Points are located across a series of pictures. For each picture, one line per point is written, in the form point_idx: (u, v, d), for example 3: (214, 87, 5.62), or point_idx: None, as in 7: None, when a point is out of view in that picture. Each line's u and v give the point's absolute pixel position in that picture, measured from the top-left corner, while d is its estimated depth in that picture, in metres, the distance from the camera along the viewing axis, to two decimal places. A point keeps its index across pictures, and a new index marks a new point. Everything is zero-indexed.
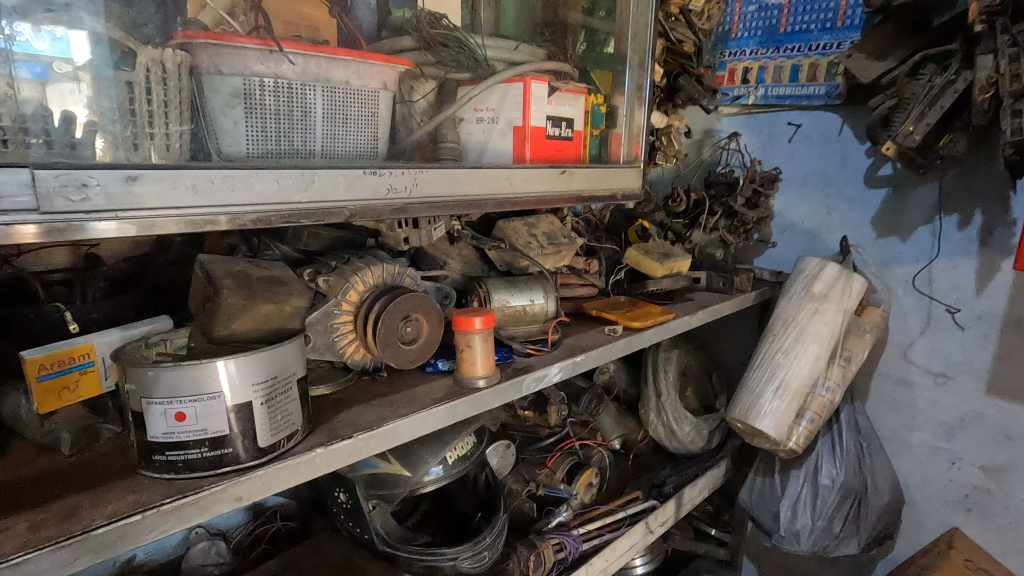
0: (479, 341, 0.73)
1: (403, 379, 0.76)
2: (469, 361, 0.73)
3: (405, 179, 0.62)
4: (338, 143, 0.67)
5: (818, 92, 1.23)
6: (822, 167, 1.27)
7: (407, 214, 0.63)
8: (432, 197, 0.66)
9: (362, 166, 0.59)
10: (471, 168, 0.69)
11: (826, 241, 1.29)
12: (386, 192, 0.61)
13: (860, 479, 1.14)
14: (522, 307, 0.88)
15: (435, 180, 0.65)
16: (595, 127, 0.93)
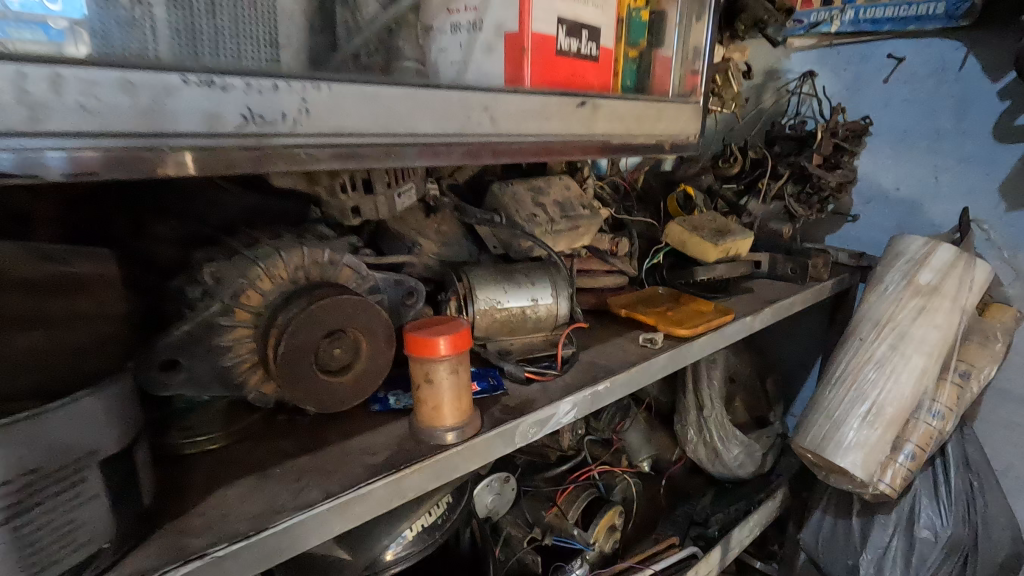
0: (443, 374, 0.46)
1: (335, 423, 0.51)
2: (430, 403, 0.47)
3: (286, 100, 0.34)
4: (192, 38, 0.39)
5: (934, 12, 0.90)
6: (931, 116, 0.95)
7: (299, 162, 0.36)
8: (357, 134, 0.38)
9: (186, 69, 0.30)
10: (428, 90, 0.41)
11: (929, 215, 0.98)
12: (241, 121, 0.33)
13: (970, 529, 0.87)
14: (519, 309, 0.61)
15: (354, 107, 0.37)
16: (631, 45, 0.63)
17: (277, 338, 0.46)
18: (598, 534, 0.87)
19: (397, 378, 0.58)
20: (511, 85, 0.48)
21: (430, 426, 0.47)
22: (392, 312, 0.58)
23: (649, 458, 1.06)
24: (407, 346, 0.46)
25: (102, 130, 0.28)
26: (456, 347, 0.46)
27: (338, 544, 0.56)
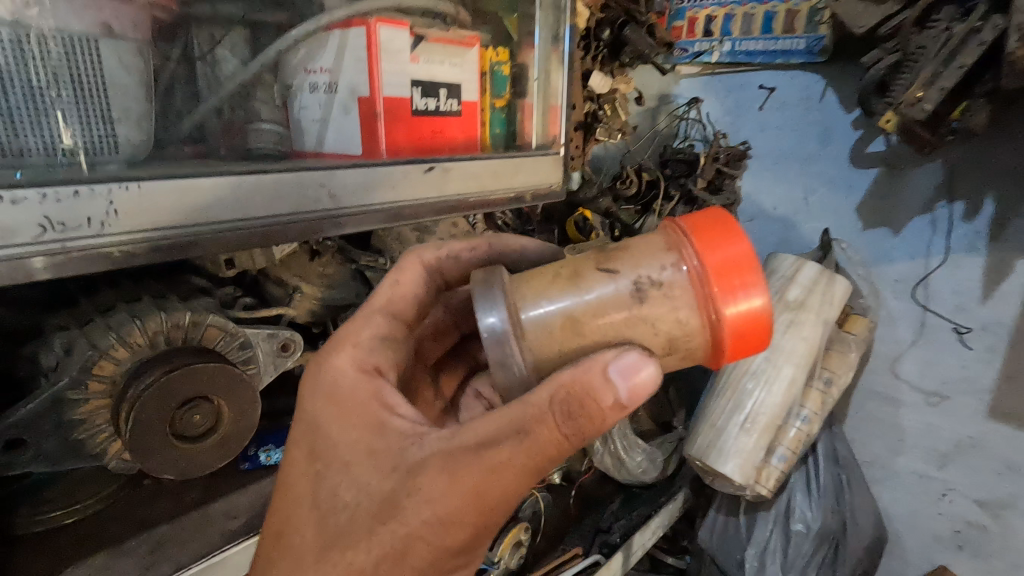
0: (671, 314, 0.39)
1: (325, 348, 0.48)
2: (567, 312, 0.40)
3: (89, 205, 0.35)
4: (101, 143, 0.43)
5: (797, 47, 0.98)
6: (801, 141, 1.03)
7: (141, 259, 0.38)
8: (246, 217, 0.43)
9: (41, 189, 0.33)
10: (296, 172, 0.45)
11: (802, 232, 1.06)
12: (103, 223, 0.36)
13: (838, 518, 0.97)
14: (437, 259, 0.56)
15: (169, 204, 0.38)
16: (496, 96, 0.65)
17: (126, 417, 0.46)
18: (503, 551, 0.89)
19: (277, 427, 0.59)
20: (354, 160, 0.50)
21: (529, 334, 0.40)
22: (265, 366, 0.58)
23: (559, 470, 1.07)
24: (749, 296, 0.39)
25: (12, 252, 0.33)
26: (709, 360, 0.41)
27: None
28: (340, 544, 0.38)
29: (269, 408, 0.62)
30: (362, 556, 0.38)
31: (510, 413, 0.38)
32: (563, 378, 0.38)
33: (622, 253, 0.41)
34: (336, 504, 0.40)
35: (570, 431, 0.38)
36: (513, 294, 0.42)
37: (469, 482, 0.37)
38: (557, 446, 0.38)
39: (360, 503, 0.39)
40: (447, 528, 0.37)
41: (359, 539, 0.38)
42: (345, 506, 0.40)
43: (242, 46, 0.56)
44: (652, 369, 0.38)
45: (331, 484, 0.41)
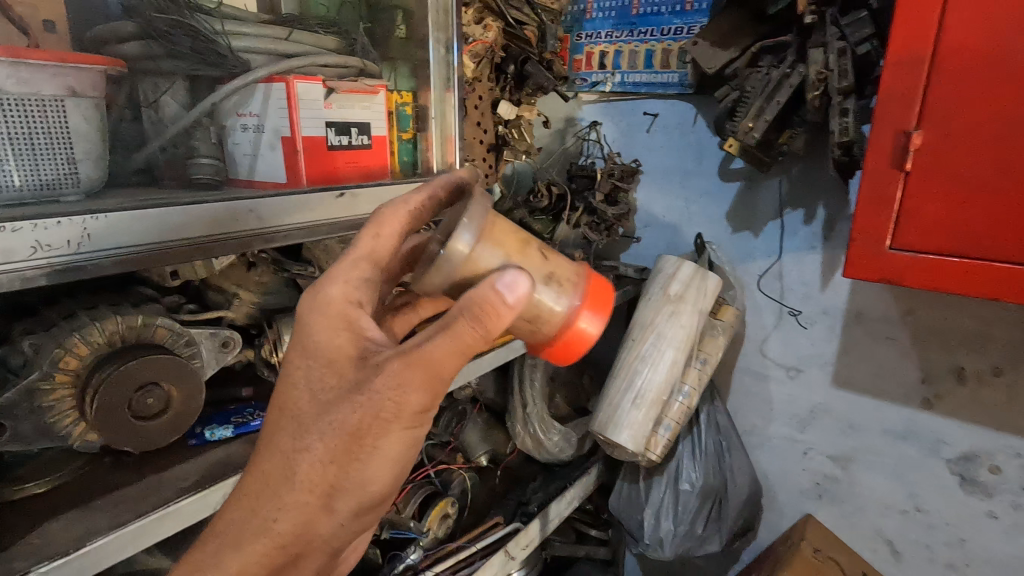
0: (553, 300, 0.53)
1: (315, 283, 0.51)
2: (511, 253, 0.52)
3: (68, 230, 0.46)
4: (55, 180, 0.53)
5: (672, 80, 1.16)
6: (680, 159, 1.21)
7: (105, 271, 0.49)
8: (189, 237, 0.54)
9: (29, 220, 0.44)
10: (229, 201, 0.57)
11: (685, 236, 1.25)
12: (77, 245, 0.46)
13: (719, 478, 1.14)
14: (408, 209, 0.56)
15: (129, 226, 0.49)
16: (401, 130, 0.80)
17: (92, 401, 0.55)
18: (432, 522, 1.01)
19: (219, 413, 0.69)
20: (279, 189, 0.62)
21: (480, 245, 0.50)
22: (208, 360, 0.69)
23: (485, 453, 1.21)
24: (598, 325, 0.55)
25: (11, 267, 0.43)
26: (539, 342, 0.56)
27: (166, 558, 0.66)
28: (325, 411, 0.44)
29: (212, 397, 0.72)
30: (342, 421, 0.44)
31: (443, 320, 0.45)
32: (478, 291, 0.45)
33: (557, 255, 0.55)
34: (326, 380, 0.46)
35: (478, 333, 0.45)
36: (487, 220, 0.51)
37: (423, 365, 0.44)
38: (472, 340, 0.45)
39: (338, 383, 0.45)
40: (405, 407, 0.44)
41: (341, 406, 0.44)
42: (329, 386, 0.46)
43: (182, 94, 0.67)
44: (528, 283, 0.46)
45: (319, 370, 0.46)
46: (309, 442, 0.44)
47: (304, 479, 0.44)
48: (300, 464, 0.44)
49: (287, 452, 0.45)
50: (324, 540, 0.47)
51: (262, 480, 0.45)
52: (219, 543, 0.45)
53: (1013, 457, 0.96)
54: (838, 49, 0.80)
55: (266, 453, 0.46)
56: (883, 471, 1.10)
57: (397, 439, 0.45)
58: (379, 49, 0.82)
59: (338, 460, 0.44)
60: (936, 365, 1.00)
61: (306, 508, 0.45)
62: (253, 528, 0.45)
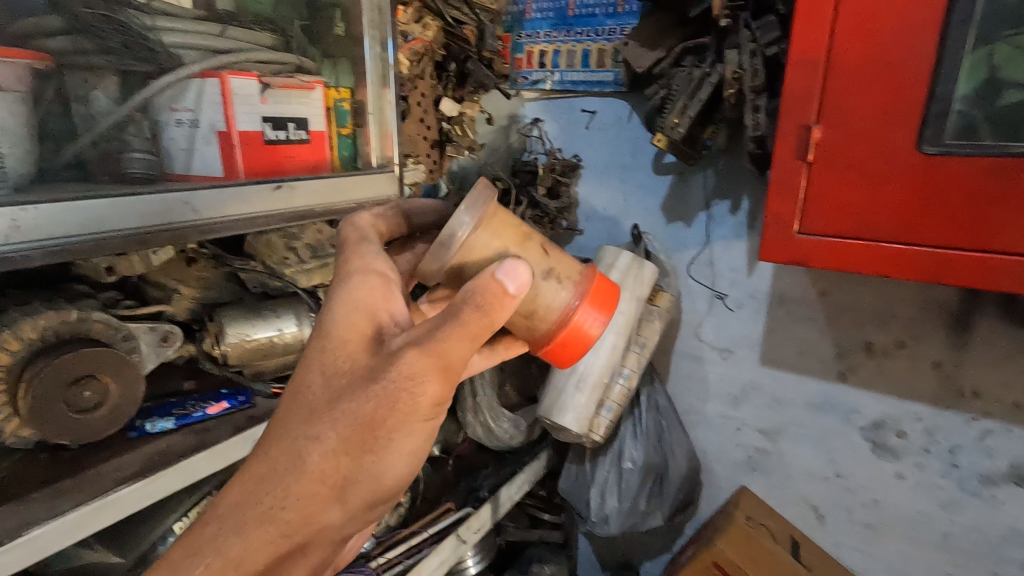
0: (556, 293, 0.56)
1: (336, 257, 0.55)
2: (508, 244, 0.54)
3: None
4: None
5: (607, 79, 1.21)
6: (618, 154, 1.27)
7: (35, 263, 0.49)
8: (123, 228, 0.55)
9: None
10: (164, 193, 0.58)
11: (624, 228, 1.31)
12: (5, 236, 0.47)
13: (659, 455, 1.20)
14: (378, 215, 0.61)
15: (60, 218, 0.50)
16: (340, 126, 0.82)
17: (25, 395, 0.56)
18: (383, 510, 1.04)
19: (160, 406, 0.69)
20: (214, 182, 0.63)
21: (478, 233, 0.52)
22: (148, 354, 0.69)
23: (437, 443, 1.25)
24: (600, 322, 0.58)
25: None
26: (540, 338, 0.58)
27: (110, 551, 0.66)
28: (336, 401, 0.46)
29: (153, 392, 0.72)
30: (355, 410, 0.46)
31: (451, 305, 0.47)
32: (482, 280, 0.47)
33: (558, 249, 0.58)
34: (336, 371, 0.48)
35: (485, 322, 0.47)
36: (487, 210, 0.53)
37: (436, 355, 0.45)
38: (480, 328, 0.47)
39: (353, 371, 0.47)
40: (418, 396, 0.46)
41: (354, 396, 0.46)
42: (342, 375, 0.48)
43: (113, 89, 0.67)
44: (528, 270, 0.48)
45: (331, 358, 0.49)
46: (320, 431, 0.46)
47: (316, 468, 0.46)
48: (310, 453, 0.46)
49: (297, 440, 0.46)
50: (331, 529, 0.49)
51: (270, 466, 0.47)
52: (222, 526, 0.46)
53: (916, 421, 1.06)
54: (749, 50, 0.87)
55: (276, 441, 0.48)
56: (806, 441, 1.19)
57: (411, 431, 0.47)
58: (317, 46, 0.84)
59: (350, 451, 0.46)
60: (848, 340, 1.09)
61: (315, 497, 0.47)
62: (259, 514, 0.46)
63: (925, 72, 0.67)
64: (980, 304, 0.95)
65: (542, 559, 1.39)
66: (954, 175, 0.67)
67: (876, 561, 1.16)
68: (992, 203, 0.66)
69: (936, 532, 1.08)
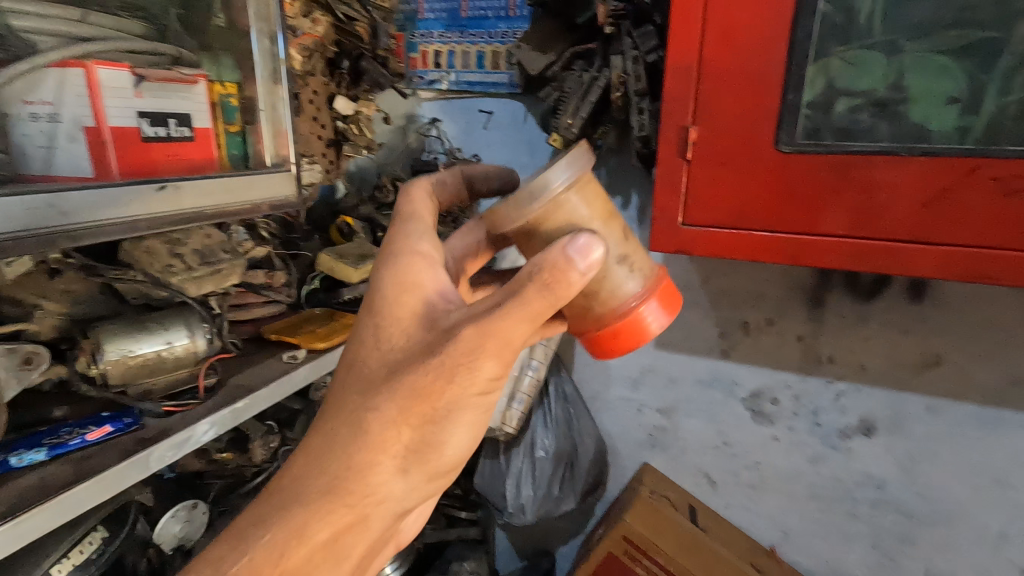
0: (624, 281, 0.56)
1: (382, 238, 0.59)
2: (591, 218, 0.53)
3: None
4: None
5: (502, 80, 1.25)
6: (515, 154, 1.31)
7: None
8: None
9: None
10: (23, 195, 0.51)
11: None
12: None
13: (569, 441, 1.26)
14: (433, 185, 0.65)
15: None
16: (227, 123, 0.78)
17: None
18: None
19: (25, 439, 0.60)
20: (85, 183, 0.57)
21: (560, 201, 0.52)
22: (6, 380, 0.60)
23: None
24: (657, 322, 0.57)
25: None
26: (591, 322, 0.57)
27: None
28: (396, 373, 0.49)
29: (15, 421, 0.63)
30: (413, 383, 0.48)
31: (516, 278, 0.48)
32: (552, 255, 0.47)
33: (637, 241, 0.58)
34: (394, 345, 0.51)
35: (545, 302, 0.47)
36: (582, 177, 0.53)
37: (495, 333, 0.47)
38: (542, 307, 0.47)
39: (415, 343, 0.50)
40: (477, 369, 0.47)
41: (412, 368, 0.49)
42: (401, 346, 0.51)
43: None
44: (602, 251, 0.47)
45: (388, 332, 0.52)
46: (377, 403, 0.49)
47: (376, 438, 0.49)
48: (371, 423, 0.49)
49: (358, 410, 0.50)
50: (393, 501, 0.52)
51: (332, 436, 0.50)
52: (283, 497, 0.50)
53: (786, 388, 1.20)
54: (632, 57, 0.94)
55: (337, 412, 0.51)
56: (698, 415, 1.30)
57: (471, 406, 0.50)
58: (196, 38, 0.78)
59: (410, 421, 0.49)
60: (728, 321, 1.21)
61: (376, 466, 0.50)
62: (321, 484, 0.50)
63: (778, 81, 0.77)
64: (830, 281, 1.10)
65: (461, 557, 1.39)
66: (812, 165, 0.77)
67: (760, 517, 1.30)
68: (884, 189, 0.74)
69: (806, 484, 1.24)
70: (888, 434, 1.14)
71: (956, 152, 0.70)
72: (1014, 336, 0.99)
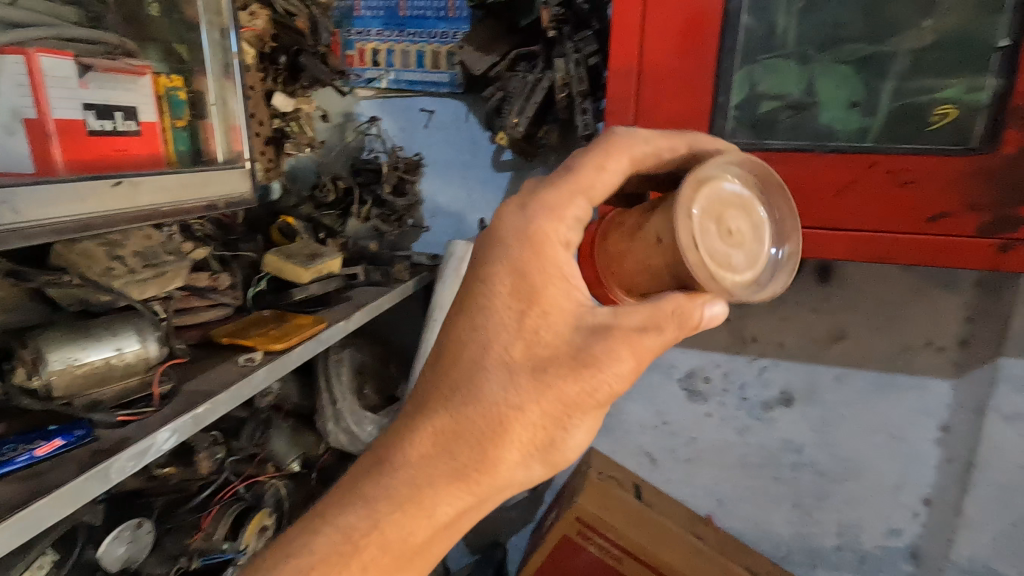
0: None
1: (519, 198, 0.58)
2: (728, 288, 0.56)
3: None
4: None
5: (443, 79, 1.26)
6: (457, 152, 1.33)
7: None
8: None
9: None
10: None
11: (469, 222, 1.37)
12: None
13: None
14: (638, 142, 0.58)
15: None
16: (175, 118, 0.75)
17: None
18: (247, 537, 0.99)
19: None
20: (33, 178, 0.54)
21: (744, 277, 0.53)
22: None
23: (297, 459, 1.18)
24: None
25: None
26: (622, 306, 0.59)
27: None
28: (541, 373, 0.52)
29: None
30: (558, 390, 0.52)
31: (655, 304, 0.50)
32: (698, 306, 0.49)
33: None
34: (538, 339, 0.53)
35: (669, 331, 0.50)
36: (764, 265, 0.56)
37: (638, 351, 0.51)
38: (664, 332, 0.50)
39: (558, 347, 0.53)
40: (618, 384, 0.52)
41: (559, 376, 0.52)
42: (544, 346, 0.53)
43: None
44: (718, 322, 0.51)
45: (535, 321, 0.53)
46: (524, 400, 0.53)
47: (511, 436, 0.54)
48: (511, 420, 0.53)
49: (500, 404, 0.53)
50: (510, 485, 0.57)
51: (467, 423, 0.54)
52: (412, 473, 0.55)
53: (717, 367, 1.31)
54: (574, 60, 1.00)
55: (473, 399, 0.54)
56: (639, 398, 1.38)
57: (594, 415, 0.54)
58: (132, 26, 0.73)
59: (548, 425, 0.53)
60: None
61: (503, 462, 0.55)
62: (449, 467, 0.54)
63: (709, 85, 0.84)
64: None
65: None
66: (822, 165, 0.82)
67: (697, 488, 1.40)
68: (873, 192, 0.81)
69: (736, 455, 1.35)
70: (804, 403, 1.27)
71: (856, 150, 0.81)
72: (902, 309, 1.14)
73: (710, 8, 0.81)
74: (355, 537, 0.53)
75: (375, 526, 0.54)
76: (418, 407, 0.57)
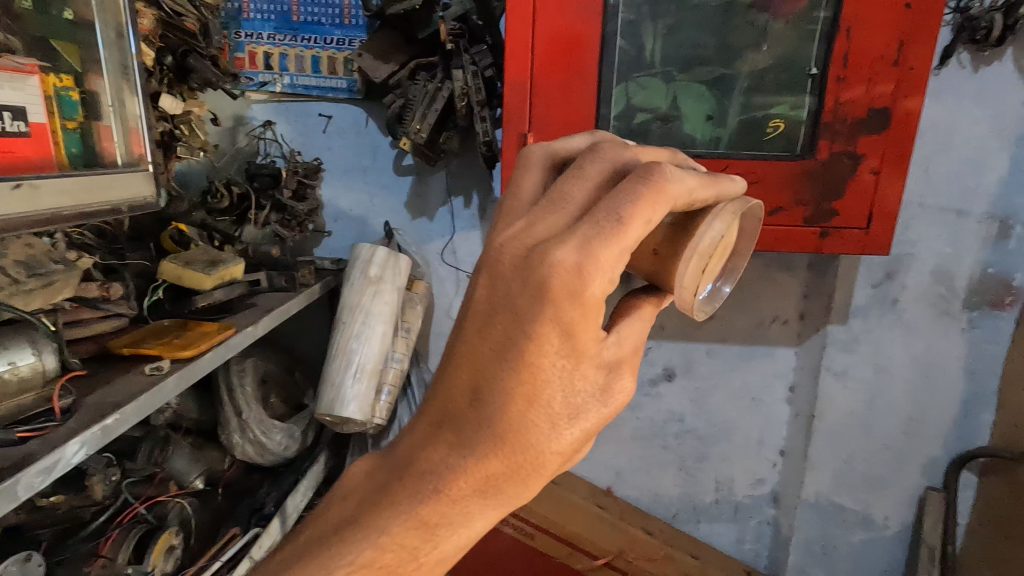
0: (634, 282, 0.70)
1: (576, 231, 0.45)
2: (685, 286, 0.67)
3: None
4: None
5: (341, 85, 1.28)
6: (358, 157, 1.35)
7: None
8: None
9: None
10: None
11: (372, 226, 1.40)
12: None
13: None
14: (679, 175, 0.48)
15: None
16: (66, 119, 0.73)
17: None
18: (156, 559, 0.93)
19: None
20: None
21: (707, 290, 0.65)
22: None
23: (200, 475, 1.13)
24: None
25: None
26: None
27: None
28: (579, 413, 0.48)
29: None
30: (590, 421, 0.49)
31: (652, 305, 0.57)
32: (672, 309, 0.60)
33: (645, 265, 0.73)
34: (572, 383, 0.48)
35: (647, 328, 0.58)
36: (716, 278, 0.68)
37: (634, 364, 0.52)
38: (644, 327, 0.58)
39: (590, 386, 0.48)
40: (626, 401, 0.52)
41: (591, 412, 0.49)
42: (580, 386, 0.48)
43: None
44: None
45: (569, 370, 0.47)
46: (562, 444, 0.49)
47: (545, 470, 0.50)
48: (550, 457, 0.49)
49: (541, 447, 0.48)
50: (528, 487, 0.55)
51: (507, 468, 0.48)
52: (446, 514, 0.50)
53: None
54: (472, 71, 1.07)
55: (512, 448, 0.48)
56: None
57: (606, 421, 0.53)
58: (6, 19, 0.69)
59: (579, 447, 0.50)
60: None
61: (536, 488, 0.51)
62: (483, 504, 0.50)
63: (592, 98, 0.96)
64: None
65: None
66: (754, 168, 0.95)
67: (597, 464, 1.53)
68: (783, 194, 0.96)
69: (630, 429, 1.50)
70: (683, 377, 1.45)
71: (713, 156, 0.96)
72: (755, 290, 1.36)
73: (591, 32, 0.93)
74: (404, 559, 0.50)
75: (426, 548, 0.50)
76: (447, 447, 0.49)
